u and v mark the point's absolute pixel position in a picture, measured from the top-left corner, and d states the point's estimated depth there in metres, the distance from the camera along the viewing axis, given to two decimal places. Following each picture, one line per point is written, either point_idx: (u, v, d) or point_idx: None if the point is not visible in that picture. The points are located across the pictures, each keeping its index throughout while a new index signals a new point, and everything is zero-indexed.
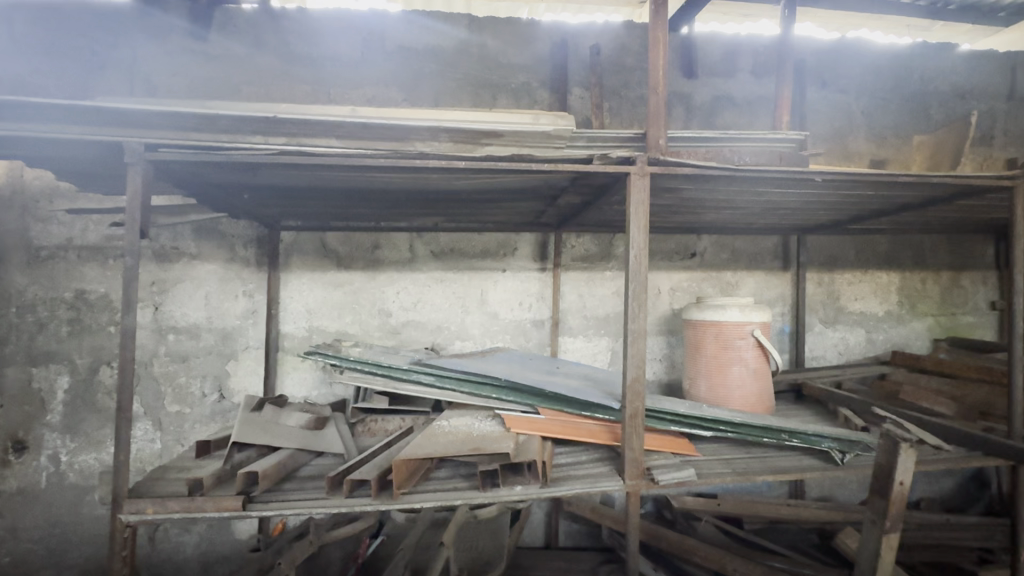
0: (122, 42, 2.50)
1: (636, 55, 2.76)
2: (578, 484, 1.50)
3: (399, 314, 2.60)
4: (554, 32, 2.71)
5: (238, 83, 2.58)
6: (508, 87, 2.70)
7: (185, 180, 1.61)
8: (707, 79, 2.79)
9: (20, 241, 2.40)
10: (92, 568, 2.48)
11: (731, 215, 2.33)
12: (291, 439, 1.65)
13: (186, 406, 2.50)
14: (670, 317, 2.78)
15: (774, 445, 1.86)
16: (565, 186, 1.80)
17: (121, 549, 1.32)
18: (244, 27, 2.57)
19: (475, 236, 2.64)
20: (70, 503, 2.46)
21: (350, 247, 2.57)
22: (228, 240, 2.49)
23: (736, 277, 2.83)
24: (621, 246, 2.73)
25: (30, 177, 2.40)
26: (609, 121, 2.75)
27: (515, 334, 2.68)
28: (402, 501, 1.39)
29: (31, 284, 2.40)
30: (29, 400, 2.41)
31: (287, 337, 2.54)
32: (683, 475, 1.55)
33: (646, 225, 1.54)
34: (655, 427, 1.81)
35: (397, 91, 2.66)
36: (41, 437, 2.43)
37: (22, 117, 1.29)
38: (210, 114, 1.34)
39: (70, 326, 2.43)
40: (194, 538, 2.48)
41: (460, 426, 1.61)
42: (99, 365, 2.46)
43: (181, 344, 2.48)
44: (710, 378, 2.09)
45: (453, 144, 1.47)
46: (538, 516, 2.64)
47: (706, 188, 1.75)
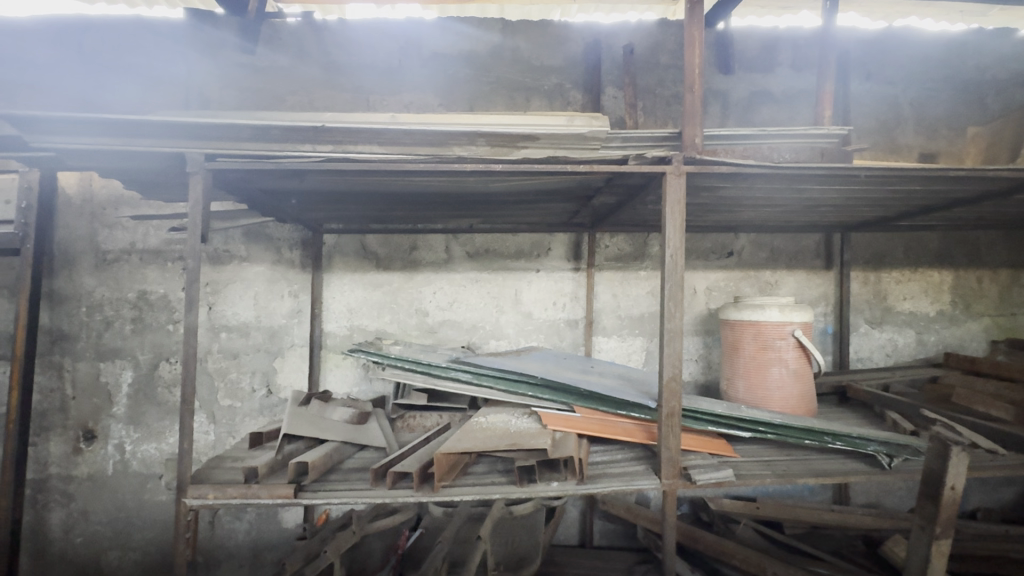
0: (177, 58, 2.67)
1: (670, 53, 2.74)
2: (614, 482, 1.51)
3: (436, 313, 2.67)
4: (586, 32, 2.72)
5: (283, 93, 2.70)
6: (541, 89, 2.73)
7: (239, 187, 1.71)
8: (744, 75, 2.74)
9: (89, 245, 2.59)
10: (153, 551, 2.65)
11: (770, 214, 2.28)
12: (336, 432, 1.73)
13: (237, 400, 2.64)
14: (707, 317, 2.74)
15: (815, 448, 1.82)
16: (599, 187, 1.81)
17: (185, 532, 1.43)
18: (288, 40, 2.69)
19: (509, 237, 2.68)
20: (133, 490, 2.63)
21: (388, 248, 2.66)
22: (275, 243, 2.62)
23: (776, 276, 2.76)
24: (656, 246, 2.72)
25: (98, 186, 2.59)
26: (643, 120, 2.73)
27: (549, 334, 2.70)
28: (442, 494, 1.44)
29: (99, 286, 2.60)
30: (98, 393, 2.61)
31: (330, 336, 2.64)
32: (721, 475, 1.55)
33: (682, 225, 1.54)
34: (692, 427, 1.80)
35: (432, 97, 2.73)
36: (108, 427, 2.62)
37: (100, 132, 1.43)
38: (263, 125, 1.43)
39: (133, 324, 2.61)
40: (244, 525, 2.61)
41: (498, 422, 1.65)
42: (159, 361, 2.63)
43: (233, 342, 2.62)
44: (748, 378, 2.06)
45: (490, 148, 1.51)
46: (572, 515, 2.66)
47: (744, 186, 1.73)
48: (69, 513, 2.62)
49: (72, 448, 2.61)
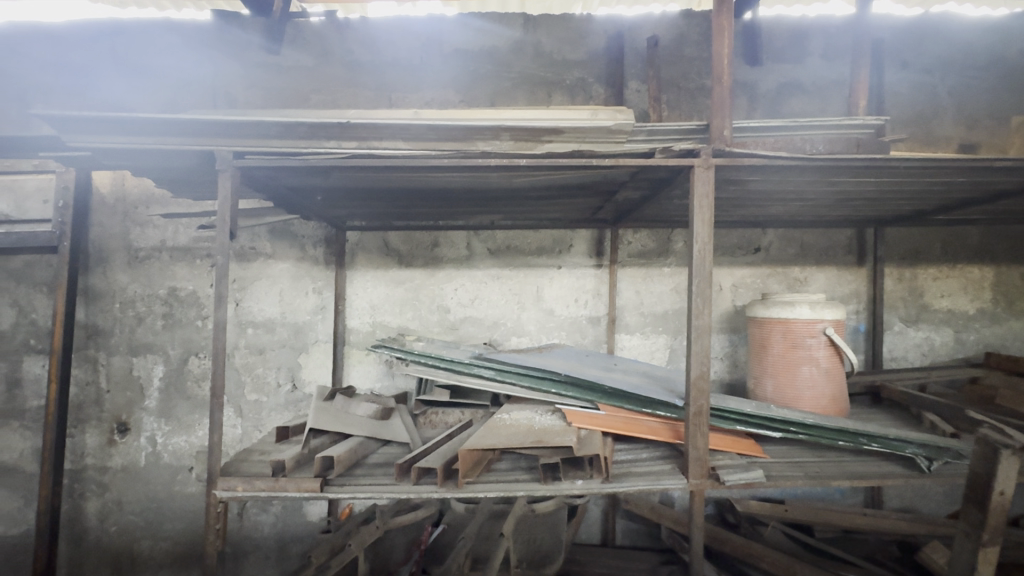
0: (205, 59, 2.72)
1: (695, 45, 2.69)
2: (640, 481, 1.49)
3: (458, 310, 2.67)
4: (608, 25, 2.68)
5: (307, 92, 2.73)
6: (563, 84, 2.70)
7: (266, 184, 1.73)
8: (773, 65, 2.67)
9: (122, 243, 2.67)
10: (183, 541, 2.71)
11: (799, 208, 2.22)
12: (360, 427, 1.75)
13: (263, 394, 2.68)
14: (733, 314, 2.68)
15: (849, 449, 1.76)
16: (624, 181, 1.79)
17: (214, 523, 1.46)
18: (312, 39, 2.72)
19: (531, 233, 2.67)
20: (164, 481, 2.70)
21: (410, 245, 2.67)
22: (299, 240, 2.66)
23: (805, 273, 2.68)
24: (680, 242, 2.67)
25: (131, 185, 2.67)
26: (667, 114, 2.68)
27: (571, 331, 2.67)
28: (466, 491, 1.43)
29: (131, 282, 2.67)
30: (130, 386, 2.68)
31: (353, 332, 2.67)
32: (751, 476, 1.51)
33: (711, 220, 1.50)
34: (720, 427, 1.76)
35: (454, 93, 2.73)
36: (140, 420, 2.69)
37: (133, 130, 1.46)
38: (289, 122, 1.44)
39: (163, 320, 2.68)
40: (270, 517, 2.66)
41: (521, 419, 1.64)
42: (188, 356, 2.69)
43: (259, 338, 2.66)
44: (777, 377, 2.01)
45: (515, 143, 1.49)
46: (595, 513, 2.63)
47: (774, 179, 1.68)
48: (104, 503, 2.70)
49: (106, 440, 2.69)
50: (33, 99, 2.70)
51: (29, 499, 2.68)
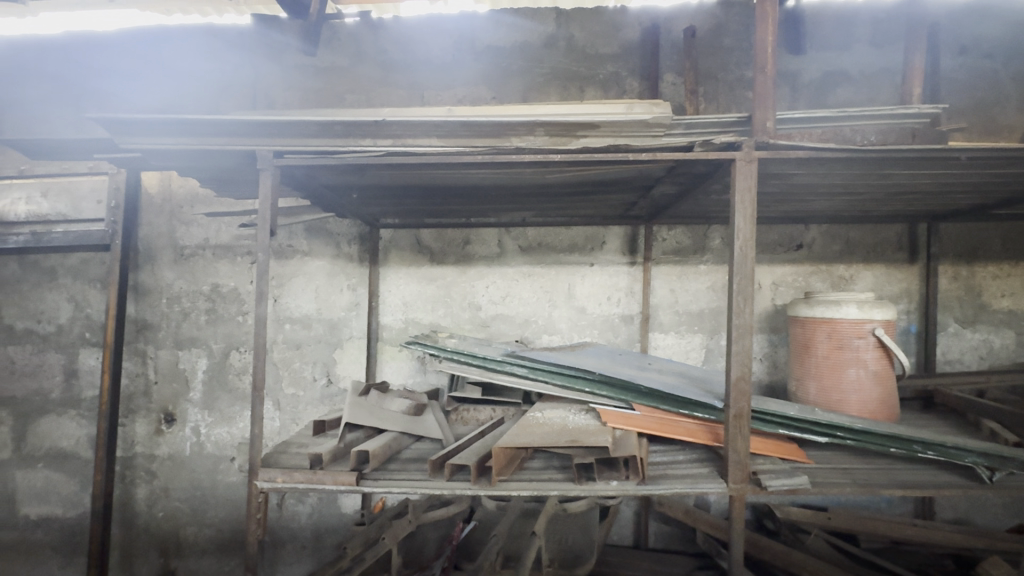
0: (245, 62, 2.81)
1: (734, 35, 2.60)
2: (677, 484, 1.45)
3: (489, 307, 2.67)
4: (643, 16, 2.63)
5: (343, 92, 2.78)
6: (596, 79, 2.66)
7: (304, 183, 1.77)
8: (817, 54, 2.55)
9: (169, 241, 2.79)
10: (225, 528, 2.80)
11: (845, 203, 2.12)
12: (394, 423, 1.77)
13: (300, 388, 2.75)
14: (773, 314, 2.58)
15: (901, 457, 1.67)
16: (660, 176, 1.74)
17: (256, 513, 1.50)
18: (347, 40, 2.76)
19: (562, 229, 2.65)
20: (208, 470, 2.80)
21: (442, 242, 2.69)
22: (335, 238, 2.72)
23: (851, 270, 2.56)
24: (717, 239, 2.59)
25: (177, 186, 2.79)
26: (704, 107, 2.60)
27: (603, 329, 2.63)
28: (499, 489, 1.43)
29: (177, 279, 2.78)
30: (176, 378, 2.80)
31: (386, 328, 2.71)
32: (795, 482, 1.45)
33: (753, 216, 1.44)
34: (760, 430, 1.70)
35: (486, 90, 2.72)
36: (186, 411, 2.80)
37: (179, 132, 1.51)
38: (327, 121, 1.46)
39: (207, 315, 2.78)
40: (307, 508, 2.73)
41: (554, 418, 1.62)
42: (230, 350, 2.78)
43: (296, 333, 2.73)
44: (821, 380, 1.93)
45: (549, 138, 1.47)
46: (627, 515, 2.59)
47: (822, 173, 1.61)
48: (152, 490, 2.82)
49: (154, 429, 2.81)
50: (88, 105, 2.85)
51: (85, 483, 2.83)
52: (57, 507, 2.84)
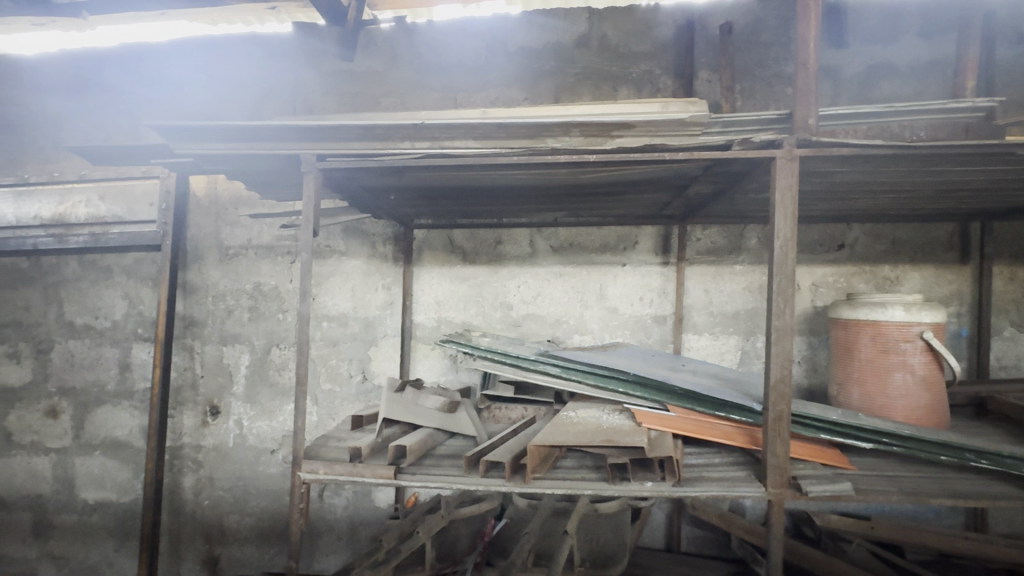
0: (286, 69, 2.91)
1: (773, 29, 2.54)
2: (713, 487, 1.44)
3: (520, 307, 2.68)
4: (678, 14, 2.59)
5: (379, 95, 2.85)
6: (629, 78, 2.64)
7: (344, 185, 1.83)
8: (861, 47, 2.47)
9: (215, 241, 2.92)
10: (266, 518, 2.90)
11: (890, 201, 2.05)
12: (429, 419, 1.80)
13: (337, 384, 2.83)
14: (813, 315, 2.51)
15: (951, 466, 1.61)
16: (696, 176, 1.72)
17: (299, 502, 1.56)
18: (382, 45, 2.83)
19: (594, 230, 2.64)
20: (249, 461, 2.91)
21: (474, 243, 2.72)
22: (370, 238, 2.79)
23: (897, 271, 2.46)
24: (753, 238, 2.54)
25: (223, 189, 2.92)
26: (740, 104, 2.55)
27: (635, 330, 2.61)
28: (534, 486, 1.45)
29: (222, 277, 2.91)
30: (221, 373, 2.93)
31: (419, 327, 2.76)
32: (837, 488, 1.41)
33: (794, 214, 1.41)
34: (800, 434, 1.66)
35: (518, 91, 2.74)
36: (230, 404, 2.93)
37: (230, 137, 1.59)
38: (368, 125, 1.51)
39: (249, 313, 2.90)
40: (343, 501, 2.81)
41: (588, 417, 1.63)
42: (271, 346, 2.89)
43: (333, 331, 2.82)
44: (865, 384, 1.86)
45: (585, 139, 1.48)
46: (658, 518, 2.56)
47: (866, 170, 1.56)
48: (198, 479, 2.95)
49: (201, 421, 2.95)
50: (142, 113, 3.01)
51: (137, 471, 2.99)
52: (112, 492, 3.00)
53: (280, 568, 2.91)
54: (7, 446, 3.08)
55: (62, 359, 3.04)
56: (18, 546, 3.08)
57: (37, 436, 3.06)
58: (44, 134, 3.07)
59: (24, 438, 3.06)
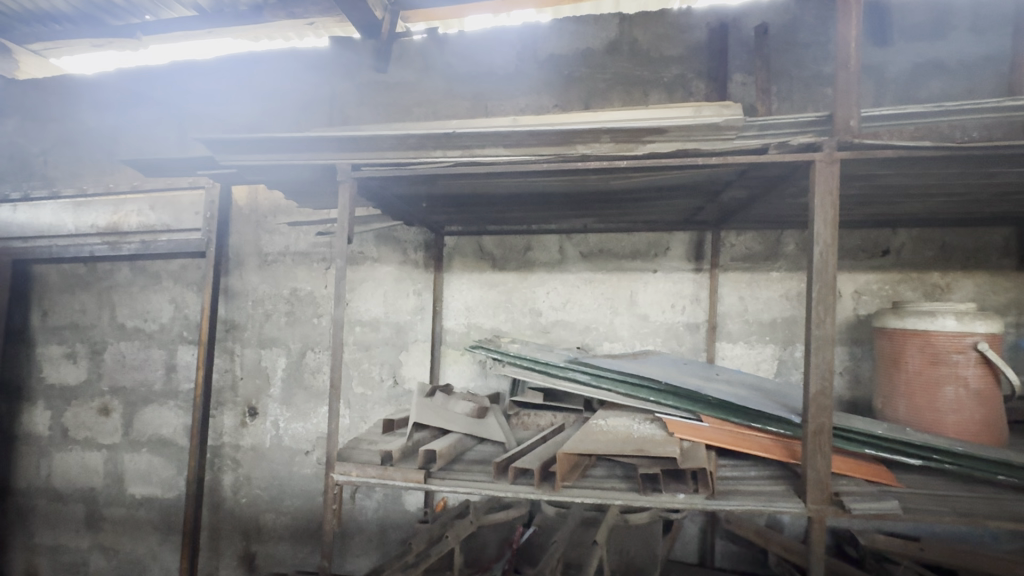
0: (323, 81, 3.01)
1: (810, 29, 2.46)
2: (749, 501, 1.39)
3: (549, 313, 2.68)
4: (710, 16, 2.55)
5: (411, 105, 2.91)
6: (660, 82, 2.62)
7: (378, 194, 1.87)
8: (906, 45, 2.37)
9: (255, 248, 3.04)
10: (300, 518, 2.98)
11: (940, 205, 1.95)
12: (459, 424, 1.82)
13: (369, 388, 2.88)
14: (855, 324, 2.40)
15: (1009, 486, 1.51)
16: (730, 181, 1.69)
17: (332, 503, 1.60)
18: (415, 56, 2.89)
19: (624, 236, 2.61)
20: (285, 462, 2.99)
21: (503, 249, 2.73)
22: (402, 245, 2.85)
23: (948, 278, 2.33)
24: (791, 244, 2.46)
25: (264, 198, 3.05)
26: (776, 107, 2.49)
27: (666, 337, 2.56)
28: (563, 494, 1.44)
29: (261, 283, 3.03)
30: (259, 375, 3.03)
31: (449, 332, 2.78)
32: (883, 506, 1.35)
33: (834, 220, 1.37)
34: (842, 448, 1.60)
35: (548, 98, 2.75)
36: (267, 406, 3.02)
37: (271, 149, 1.66)
38: (401, 135, 1.54)
39: (286, 317, 3.00)
40: (373, 503, 2.85)
41: (618, 426, 1.60)
42: (306, 350, 2.98)
43: (366, 335, 2.88)
44: (913, 397, 1.78)
45: (615, 145, 1.47)
46: (691, 531, 2.49)
47: (912, 173, 1.50)
48: (237, 477, 3.05)
49: (240, 422, 3.05)
50: (189, 127, 3.17)
51: (180, 468, 3.12)
52: (157, 488, 3.14)
53: (313, 567, 2.97)
54: (64, 441, 3.27)
55: (114, 359, 3.21)
56: (71, 537, 3.25)
57: (91, 432, 3.23)
58: (101, 148, 3.27)
59: (79, 434, 3.25)
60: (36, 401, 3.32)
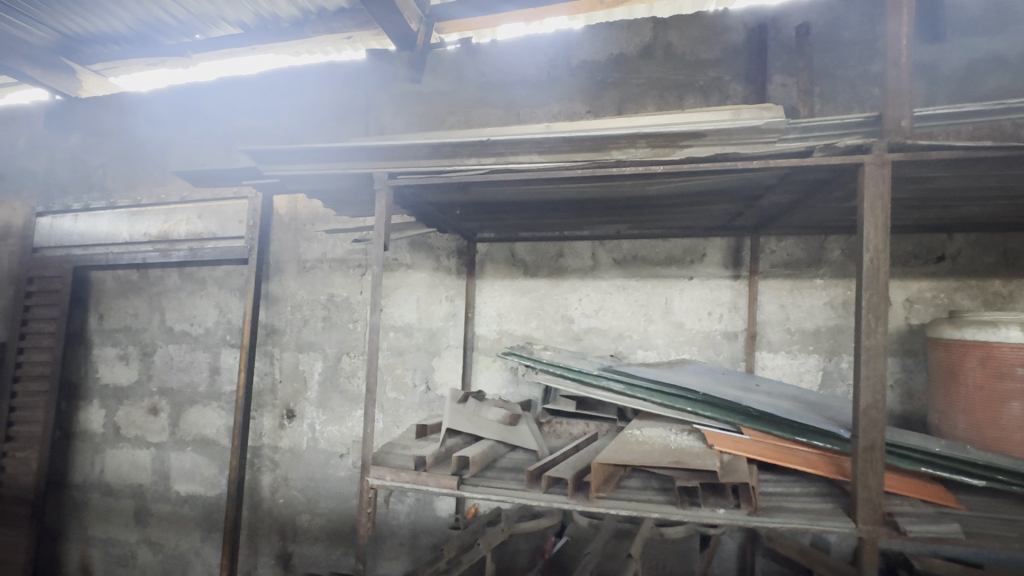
0: (360, 92, 3.10)
1: (856, 27, 2.37)
2: (794, 519, 1.33)
3: (582, 320, 2.65)
4: (748, 17, 2.50)
5: (445, 114, 2.96)
6: (696, 86, 2.57)
7: (412, 202, 1.90)
8: (961, 40, 2.25)
9: (294, 256, 3.15)
10: (334, 519, 3.03)
11: (1001, 208, 1.83)
12: (491, 431, 1.82)
13: (402, 393, 2.91)
14: (907, 334, 2.28)
15: None
16: (771, 185, 1.64)
17: (367, 506, 1.63)
18: (448, 65, 2.94)
19: (659, 242, 2.57)
20: (320, 464, 3.06)
21: (535, 256, 2.73)
22: (435, 251, 2.89)
23: (1011, 286, 2.19)
24: (836, 250, 2.36)
25: (304, 207, 3.16)
26: (820, 109, 2.41)
27: (703, 346, 2.50)
28: (597, 505, 1.42)
29: (300, 288, 3.13)
30: (297, 379, 3.11)
31: (481, 338, 2.79)
32: (943, 530, 1.27)
33: (885, 225, 1.30)
34: (894, 466, 1.51)
35: (580, 104, 2.74)
36: (304, 408, 3.10)
37: (312, 158, 1.71)
38: (436, 143, 1.57)
39: (323, 322, 3.08)
40: (406, 507, 2.88)
41: (655, 437, 1.57)
42: (342, 354, 3.05)
43: (399, 341, 2.92)
44: (973, 413, 1.67)
45: (651, 150, 1.45)
46: (730, 548, 2.40)
47: (970, 174, 1.41)
48: (275, 477, 3.13)
49: (279, 423, 3.14)
50: (235, 139, 3.31)
51: (222, 468, 3.23)
52: (200, 486, 3.26)
53: (347, 569, 3.01)
54: (117, 438, 3.44)
55: (163, 361, 3.37)
56: (121, 530, 3.40)
57: (140, 431, 3.39)
58: (154, 161, 3.45)
59: (130, 432, 3.41)
60: (91, 400, 3.51)
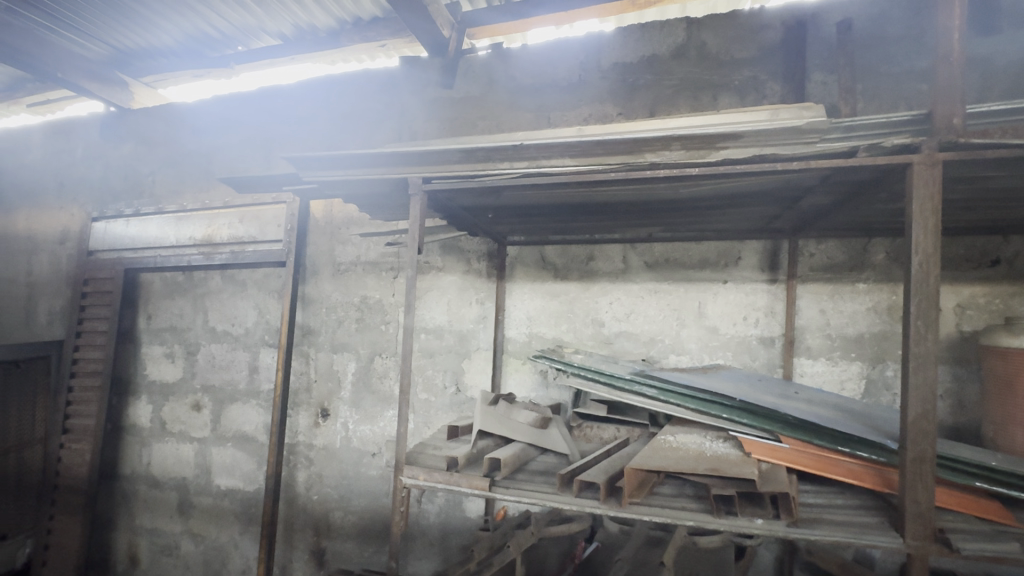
0: (394, 99, 3.17)
1: (900, 22, 2.28)
2: (837, 532, 1.29)
3: (613, 324, 2.63)
4: (786, 14, 2.43)
5: (475, 118, 3.00)
6: (730, 86, 2.52)
7: (446, 206, 1.94)
8: (1019, 32, 2.13)
9: (330, 259, 3.24)
10: (366, 517, 3.09)
11: None
12: (522, 433, 1.82)
13: (432, 394, 2.95)
14: (959, 341, 2.17)
15: None
16: (812, 186, 1.59)
17: (400, 505, 1.65)
18: (479, 71, 2.98)
19: (692, 245, 2.52)
20: (353, 462, 3.13)
21: (565, 258, 2.73)
22: (466, 254, 2.92)
23: None
24: (880, 253, 2.27)
25: (339, 211, 3.25)
26: (862, 107, 2.32)
27: (738, 351, 2.44)
28: (630, 511, 1.40)
29: (335, 290, 3.21)
30: (331, 378, 3.20)
31: (511, 341, 2.81)
32: (1001, 548, 1.20)
33: (936, 226, 1.25)
34: (944, 480, 1.45)
35: (611, 107, 2.72)
36: (338, 408, 3.18)
37: (349, 164, 1.76)
38: (470, 148, 1.59)
39: (357, 323, 3.16)
40: (435, 507, 2.91)
41: (689, 443, 1.54)
42: (374, 355, 3.11)
43: (430, 342, 2.96)
44: None
45: (686, 152, 1.44)
46: (766, 560, 2.33)
47: None
48: (310, 474, 3.22)
49: (313, 422, 3.23)
50: (274, 146, 3.43)
51: (260, 463, 3.34)
52: (239, 480, 3.39)
53: (378, 567, 3.06)
54: (163, 432, 3.60)
55: (206, 359, 3.51)
56: (166, 521, 3.56)
57: (184, 426, 3.54)
58: (199, 168, 3.61)
59: (175, 427, 3.57)
60: (140, 396, 3.69)
